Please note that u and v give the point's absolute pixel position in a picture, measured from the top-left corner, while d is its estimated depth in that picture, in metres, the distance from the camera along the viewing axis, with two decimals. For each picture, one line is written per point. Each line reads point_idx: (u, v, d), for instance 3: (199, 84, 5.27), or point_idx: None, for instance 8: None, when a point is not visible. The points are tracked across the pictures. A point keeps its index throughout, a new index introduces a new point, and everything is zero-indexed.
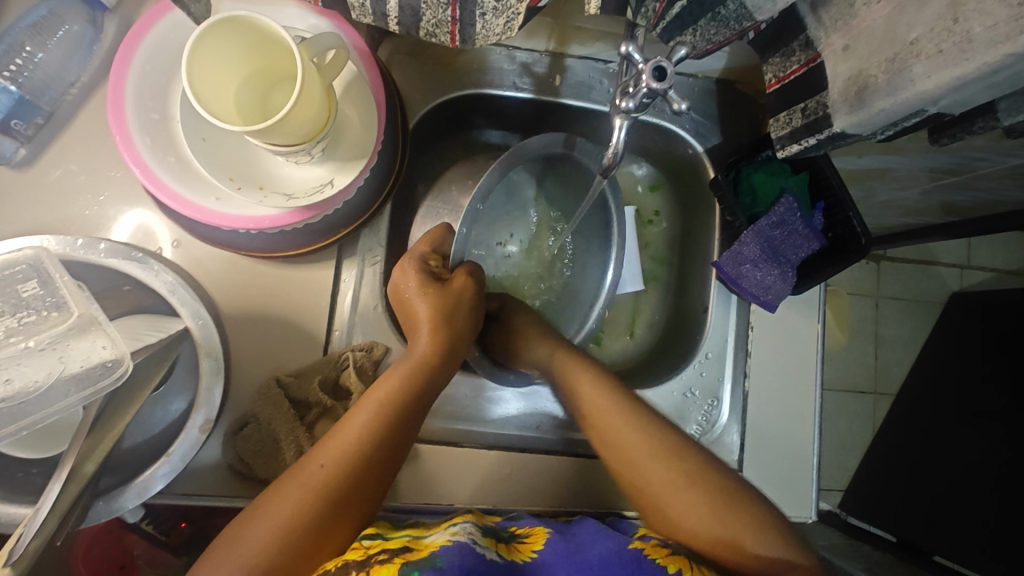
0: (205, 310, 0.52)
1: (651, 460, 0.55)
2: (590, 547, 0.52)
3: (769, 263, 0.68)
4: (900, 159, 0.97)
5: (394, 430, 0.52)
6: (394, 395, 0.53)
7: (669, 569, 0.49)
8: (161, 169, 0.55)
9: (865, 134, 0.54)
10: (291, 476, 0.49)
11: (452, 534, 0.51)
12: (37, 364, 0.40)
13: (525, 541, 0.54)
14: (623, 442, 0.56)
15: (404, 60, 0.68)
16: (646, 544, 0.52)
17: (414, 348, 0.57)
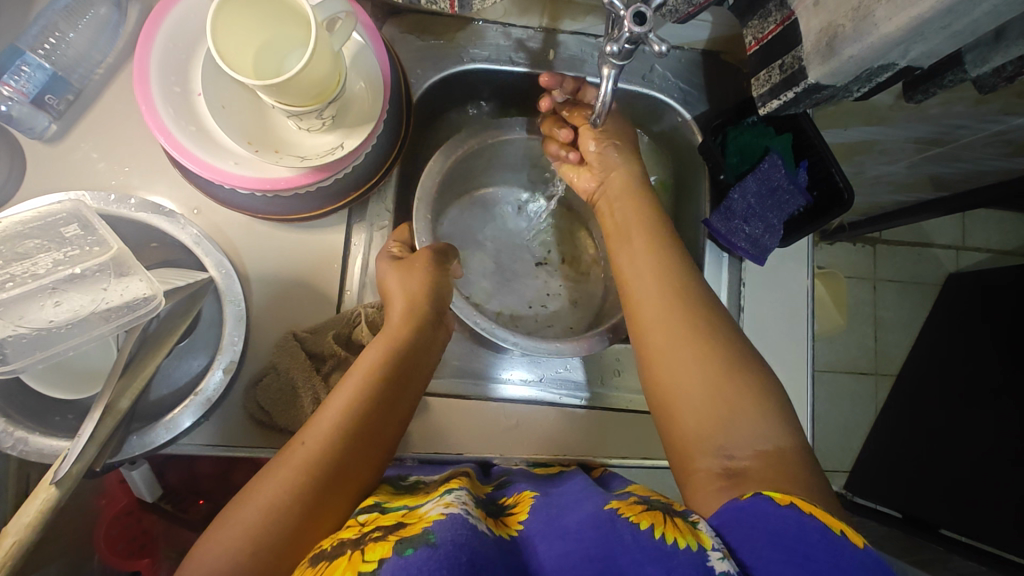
0: (227, 260, 0.57)
1: (677, 335, 0.54)
2: (568, 512, 0.49)
3: (757, 218, 0.72)
4: (886, 131, 1.01)
5: (376, 408, 0.54)
6: (371, 372, 0.56)
7: (641, 525, 0.43)
8: (183, 136, 0.59)
9: (838, 84, 0.59)
10: (286, 454, 0.51)
11: (446, 505, 0.47)
12: (84, 292, 0.45)
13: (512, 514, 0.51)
14: (662, 332, 0.55)
15: (407, 38, 0.73)
16: (624, 503, 0.49)
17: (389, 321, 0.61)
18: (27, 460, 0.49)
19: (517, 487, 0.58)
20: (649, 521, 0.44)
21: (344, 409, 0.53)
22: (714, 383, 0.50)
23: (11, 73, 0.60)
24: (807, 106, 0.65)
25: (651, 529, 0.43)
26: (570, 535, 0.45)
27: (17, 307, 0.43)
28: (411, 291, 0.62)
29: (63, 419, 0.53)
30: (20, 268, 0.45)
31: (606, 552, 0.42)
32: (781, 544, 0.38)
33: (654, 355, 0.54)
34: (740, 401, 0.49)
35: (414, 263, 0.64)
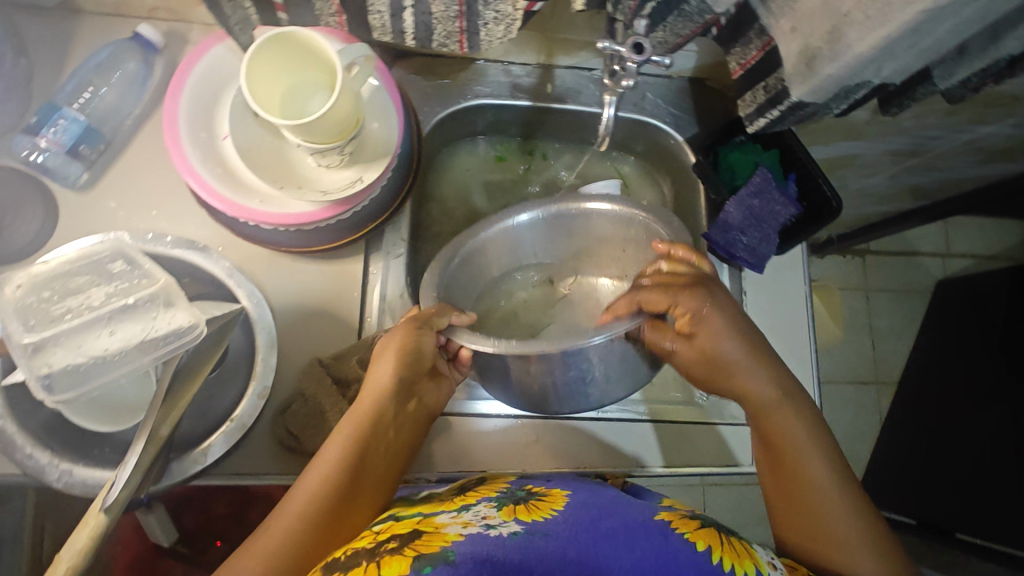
0: (258, 290, 0.60)
1: (832, 506, 0.56)
2: (612, 515, 0.49)
3: (753, 228, 0.76)
4: (865, 146, 1.07)
5: (350, 483, 0.54)
6: (343, 455, 0.55)
7: (699, 545, 0.47)
8: (212, 178, 0.63)
9: (819, 101, 0.64)
10: (272, 515, 0.53)
11: (466, 522, 0.47)
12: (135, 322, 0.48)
13: (542, 501, 0.51)
14: (793, 466, 0.58)
15: (414, 79, 0.78)
16: (675, 516, 0.51)
17: (359, 402, 0.58)
18: (71, 492, 0.51)
19: (540, 483, 0.59)
20: (704, 542, 0.47)
21: (311, 497, 0.53)
22: (844, 536, 0.55)
23: (50, 126, 0.64)
24: (792, 123, 0.71)
25: (708, 552, 0.46)
26: (622, 542, 0.45)
27: (76, 337, 0.46)
28: (380, 381, 0.57)
29: (103, 451, 0.54)
30: (75, 301, 0.48)
31: (664, 566, 0.44)
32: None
33: (781, 503, 0.58)
34: (856, 547, 0.55)
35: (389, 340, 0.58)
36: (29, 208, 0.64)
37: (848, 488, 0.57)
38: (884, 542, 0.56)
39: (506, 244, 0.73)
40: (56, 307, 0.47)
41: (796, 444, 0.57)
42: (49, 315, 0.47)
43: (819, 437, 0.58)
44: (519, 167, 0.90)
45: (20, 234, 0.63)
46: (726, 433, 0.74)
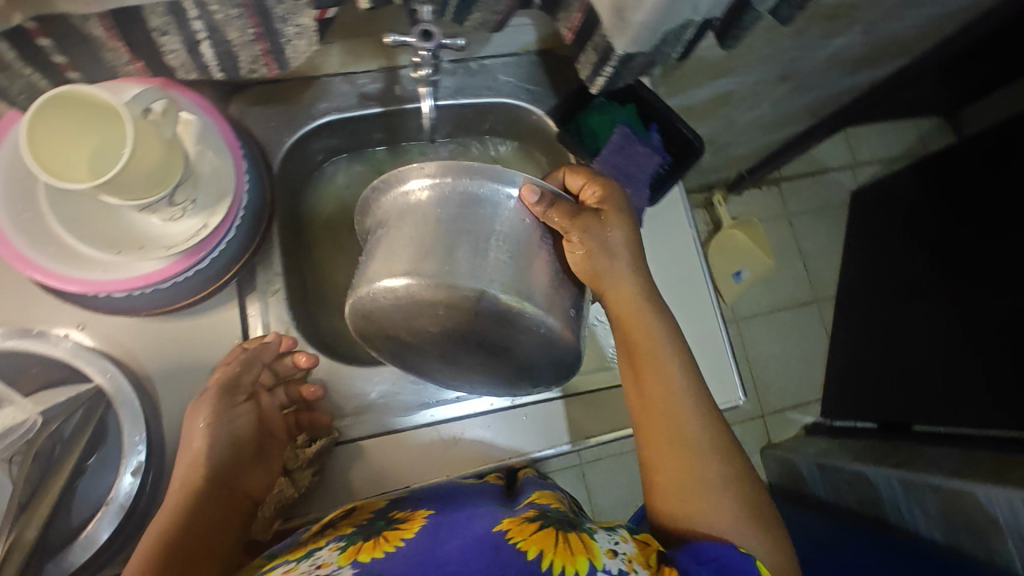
0: (109, 362, 0.55)
1: (699, 464, 0.57)
2: (452, 539, 0.50)
3: (624, 185, 0.75)
4: (734, 81, 1.09)
5: (195, 523, 0.56)
6: (169, 520, 0.55)
7: (529, 555, 0.48)
8: (45, 258, 0.59)
9: (644, 49, 0.63)
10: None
11: (297, 573, 0.47)
12: None
13: (384, 537, 0.52)
14: (668, 424, 0.59)
15: (255, 109, 0.75)
16: (514, 523, 0.53)
17: (179, 467, 0.58)
18: None
19: (407, 507, 0.59)
20: (537, 549, 0.48)
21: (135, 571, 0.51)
22: (711, 491, 0.56)
23: None
24: (632, 76, 0.70)
25: (537, 559, 0.47)
26: (453, 567, 0.46)
27: None
28: (195, 445, 0.58)
29: None
30: None
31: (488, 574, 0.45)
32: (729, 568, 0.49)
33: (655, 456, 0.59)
34: (721, 503, 0.56)
35: (214, 390, 0.61)
36: None
37: (718, 443, 0.58)
38: (750, 501, 0.57)
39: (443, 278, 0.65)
40: None
41: (672, 402, 0.59)
42: None
43: (695, 397, 0.60)
44: (393, 174, 0.88)
45: None
46: None
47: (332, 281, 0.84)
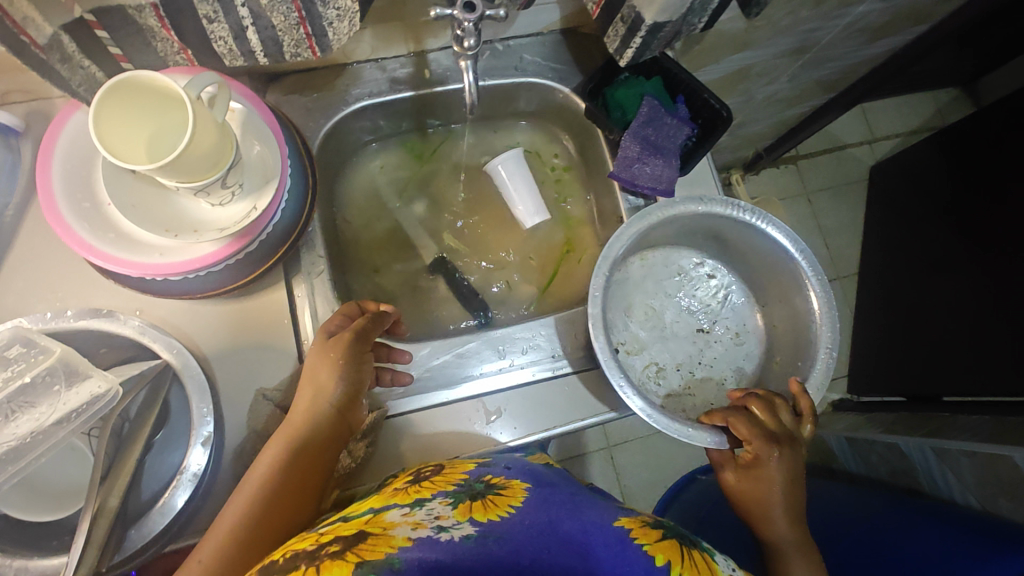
0: (176, 340, 0.58)
1: None
2: (566, 520, 0.52)
3: (653, 156, 0.76)
4: (754, 55, 1.09)
5: (307, 451, 0.61)
6: (286, 455, 0.60)
7: (657, 559, 0.48)
8: (106, 245, 0.62)
9: (673, 18, 0.65)
10: (237, 490, 0.58)
11: (416, 523, 0.48)
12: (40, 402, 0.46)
13: (499, 498, 0.54)
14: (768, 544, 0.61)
15: (293, 98, 0.78)
16: (635, 526, 0.53)
17: (300, 401, 0.63)
18: None
19: (498, 472, 0.61)
20: (663, 556, 0.49)
21: (252, 503, 0.57)
22: None
23: None
24: (659, 47, 0.71)
25: (665, 566, 0.48)
26: (576, 550, 0.48)
27: None
28: (323, 385, 0.63)
29: (59, 539, 0.52)
30: None
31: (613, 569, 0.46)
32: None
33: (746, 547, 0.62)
34: None
35: (339, 339, 0.65)
36: None
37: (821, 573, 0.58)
38: None
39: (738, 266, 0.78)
40: None
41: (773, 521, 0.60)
42: None
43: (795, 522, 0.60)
44: (423, 159, 0.90)
45: None
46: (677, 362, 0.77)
47: (370, 265, 0.86)
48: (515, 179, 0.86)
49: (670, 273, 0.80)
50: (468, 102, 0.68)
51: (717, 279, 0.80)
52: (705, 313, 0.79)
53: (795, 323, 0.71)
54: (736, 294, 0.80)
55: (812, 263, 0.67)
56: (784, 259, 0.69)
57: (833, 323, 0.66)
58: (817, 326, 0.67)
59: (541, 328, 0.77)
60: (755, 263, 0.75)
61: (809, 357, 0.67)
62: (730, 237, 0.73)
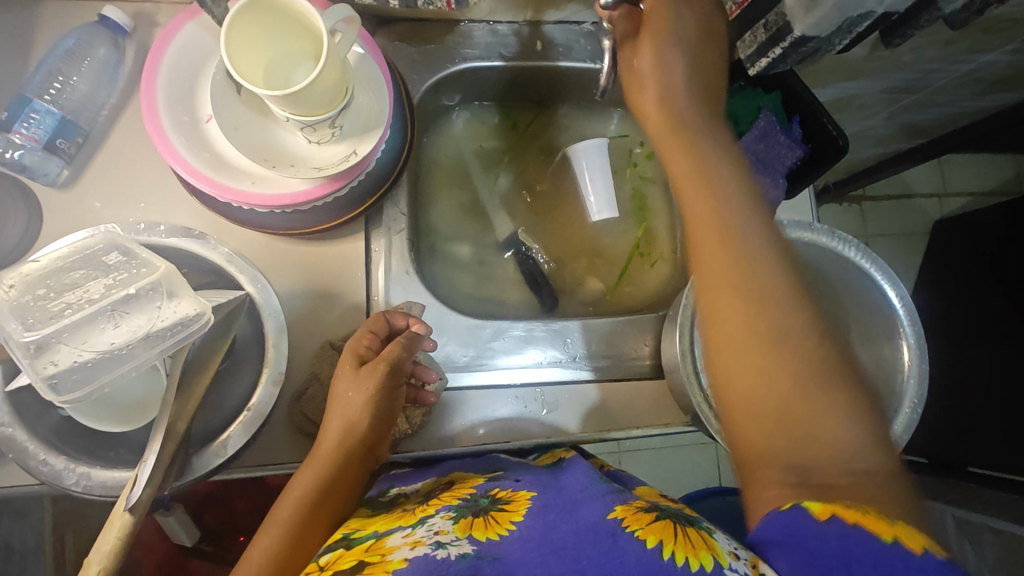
0: (262, 274, 0.56)
1: (819, 401, 0.44)
2: (565, 521, 0.49)
3: (760, 174, 0.73)
4: (861, 85, 1.04)
5: (335, 491, 0.57)
6: (310, 493, 0.56)
7: (647, 543, 0.45)
8: (199, 162, 0.60)
9: (823, 36, 0.61)
10: (267, 521, 0.55)
11: (414, 543, 0.47)
12: (138, 313, 0.44)
13: (504, 511, 0.51)
14: (753, 280, 0.47)
15: (399, 45, 0.75)
16: (629, 510, 0.49)
17: (324, 435, 0.58)
18: (91, 496, 0.49)
19: (507, 483, 0.57)
20: (655, 538, 0.45)
21: (276, 539, 0.54)
22: (802, 384, 0.44)
23: (23, 121, 0.60)
24: (795, 63, 0.68)
25: (659, 547, 0.44)
26: (569, 555, 0.45)
27: (81, 331, 0.42)
28: (352, 418, 0.57)
29: (119, 453, 0.52)
30: (74, 296, 0.44)
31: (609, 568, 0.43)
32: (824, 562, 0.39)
33: (708, 291, 0.48)
34: (826, 410, 0.44)
35: (372, 368, 0.59)
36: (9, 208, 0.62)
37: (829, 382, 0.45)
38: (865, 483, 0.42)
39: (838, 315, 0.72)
40: (54, 305, 0.43)
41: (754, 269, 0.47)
42: (47, 313, 0.42)
43: (791, 295, 0.47)
44: (512, 133, 0.87)
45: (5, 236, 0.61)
46: None
47: (440, 231, 0.83)
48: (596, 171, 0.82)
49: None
50: (603, 88, 0.59)
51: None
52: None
53: None
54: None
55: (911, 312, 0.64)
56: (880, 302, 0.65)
57: (922, 379, 0.62)
58: (905, 380, 0.62)
59: (608, 327, 0.75)
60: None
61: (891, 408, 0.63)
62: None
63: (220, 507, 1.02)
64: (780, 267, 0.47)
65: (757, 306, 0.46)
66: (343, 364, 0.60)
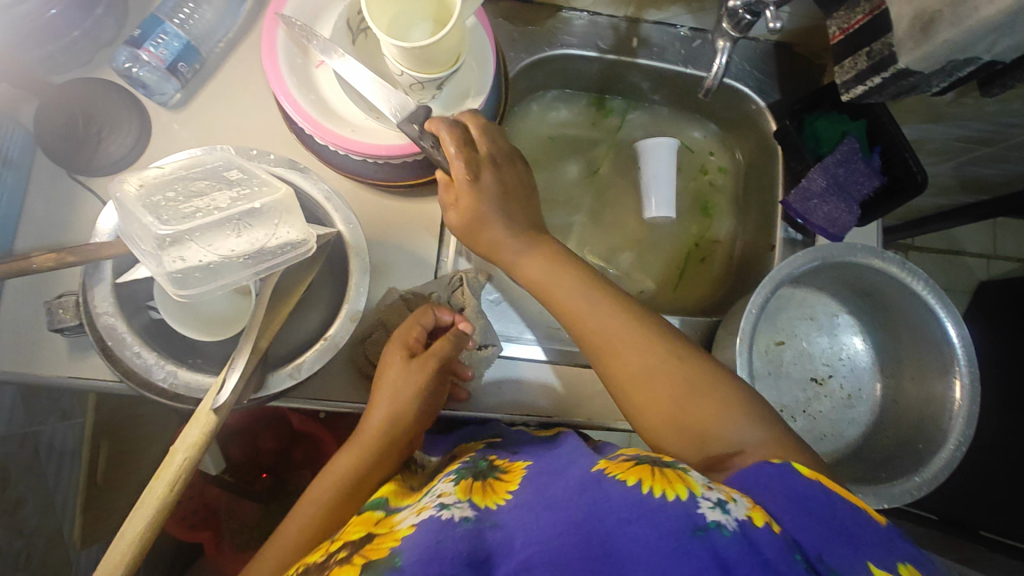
0: (354, 214, 0.59)
1: (684, 389, 0.51)
2: (556, 477, 0.47)
3: (836, 197, 0.73)
4: (939, 129, 1.02)
5: (375, 476, 0.57)
6: (350, 474, 0.56)
7: (629, 481, 0.43)
8: (307, 103, 0.63)
9: (926, 72, 0.61)
10: (310, 491, 0.56)
11: (420, 509, 0.47)
12: (256, 228, 0.47)
13: (502, 480, 0.50)
14: (588, 338, 0.55)
15: (500, 22, 0.77)
16: (613, 463, 0.48)
17: (367, 423, 0.57)
18: (177, 393, 0.52)
19: (506, 454, 0.57)
20: (636, 477, 0.44)
21: (316, 513, 0.55)
22: (697, 386, 0.51)
23: (152, 40, 0.63)
24: (889, 96, 0.68)
25: (639, 484, 0.43)
26: (559, 504, 0.43)
27: (208, 235, 0.45)
28: (399, 411, 0.57)
29: (201, 360, 0.55)
30: (202, 203, 0.47)
31: (593, 513, 0.41)
32: (806, 513, 0.41)
33: (611, 365, 0.54)
34: (726, 411, 0.49)
35: (424, 362, 0.58)
36: (122, 120, 0.65)
37: (686, 369, 0.52)
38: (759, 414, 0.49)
39: (892, 347, 0.72)
40: (184, 207, 0.46)
41: (594, 324, 0.54)
42: (180, 213, 0.45)
43: (629, 321, 0.54)
44: (589, 124, 0.89)
45: (114, 146, 0.64)
46: (790, 413, 0.73)
47: None
48: (661, 168, 0.83)
49: (803, 314, 0.76)
50: (706, 87, 0.64)
51: (850, 337, 0.76)
52: (823, 362, 0.75)
53: (924, 405, 0.67)
54: (865, 354, 0.75)
55: (972, 355, 0.63)
56: (940, 340, 0.65)
57: (972, 421, 0.62)
58: (954, 416, 0.63)
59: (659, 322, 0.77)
60: (902, 334, 0.70)
61: (934, 443, 0.63)
62: (885, 295, 0.69)
63: (247, 441, 1.05)
64: (611, 304, 0.55)
65: (628, 349, 0.53)
66: (390, 351, 0.59)
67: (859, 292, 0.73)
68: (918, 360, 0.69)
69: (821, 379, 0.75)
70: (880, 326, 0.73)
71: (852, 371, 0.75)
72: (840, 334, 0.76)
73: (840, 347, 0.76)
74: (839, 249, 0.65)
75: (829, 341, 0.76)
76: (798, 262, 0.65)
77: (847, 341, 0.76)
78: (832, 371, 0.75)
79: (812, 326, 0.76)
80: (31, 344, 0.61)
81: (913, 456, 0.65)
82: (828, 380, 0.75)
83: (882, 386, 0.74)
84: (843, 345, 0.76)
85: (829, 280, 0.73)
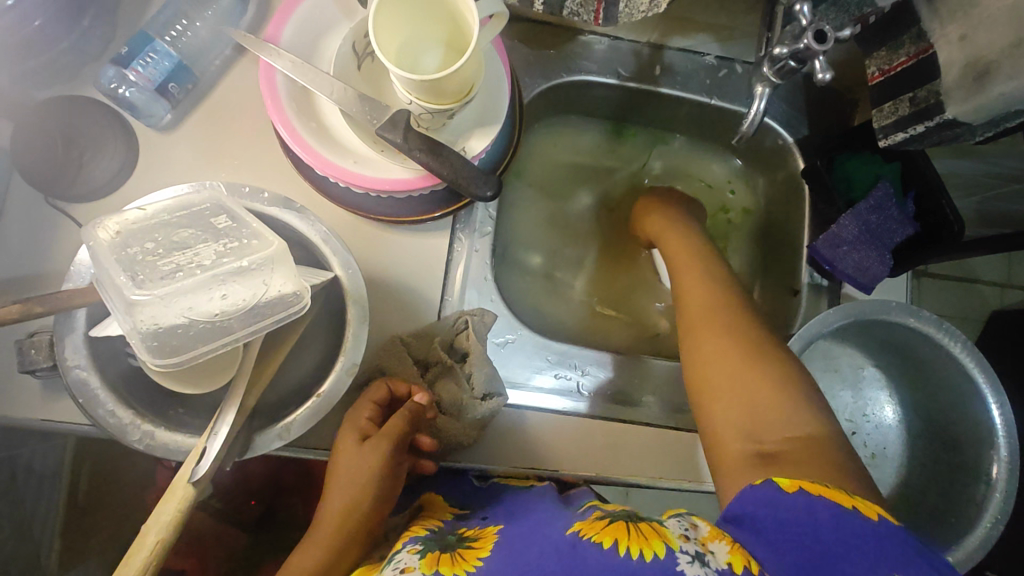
0: (354, 258, 0.54)
1: (745, 367, 0.52)
2: (530, 543, 0.44)
3: (868, 245, 0.69)
4: (968, 164, 0.98)
5: (341, 565, 0.52)
6: (311, 568, 0.52)
7: (607, 544, 0.41)
8: (306, 132, 0.59)
9: (975, 124, 0.57)
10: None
11: None
12: (246, 284, 0.42)
13: (470, 549, 0.47)
14: (690, 308, 0.60)
15: (517, 45, 0.72)
16: (587, 521, 0.46)
17: (325, 512, 0.53)
18: (153, 455, 0.48)
19: (476, 522, 0.53)
20: (612, 538, 0.42)
21: None
22: (764, 373, 0.51)
23: (141, 59, 0.60)
24: (930, 144, 0.64)
25: (617, 547, 0.41)
26: (534, 571, 0.41)
27: (189, 295, 0.41)
28: (355, 499, 0.53)
29: (181, 416, 0.50)
30: (184, 258, 0.42)
31: None
32: (789, 528, 0.41)
33: (695, 324, 0.58)
34: (783, 402, 0.49)
35: (375, 443, 0.54)
36: (109, 143, 0.61)
37: (762, 355, 0.53)
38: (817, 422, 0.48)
39: (922, 407, 0.68)
40: (163, 263, 0.42)
41: (704, 303, 0.59)
42: (158, 271, 0.41)
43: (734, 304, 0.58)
44: (605, 152, 0.85)
45: (98, 171, 0.60)
46: None
47: (515, 238, 0.80)
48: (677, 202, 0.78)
49: (828, 367, 0.72)
50: (743, 131, 0.61)
51: (876, 393, 0.72)
52: (847, 419, 0.71)
53: (955, 474, 0.63)
54: (891, 413, 0.71)
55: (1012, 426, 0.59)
56: (977, 408, 0.61)
57: (1009, 497, 0.58)
58: (990, 492, 0.59)
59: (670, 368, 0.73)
60: (933, 396, 0.66)
61: (967, 518, 0.60)
62: (920, 354, 0.65)
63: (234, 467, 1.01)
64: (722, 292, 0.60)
65: (725, 333, 0.55)
66: (346, 432, 0.56)
67: (888, 347, 0.69)
68: (951, 425, 0.65)
69: (844, 436, 0.70)
70: (909, 383, 0.69)
71: (876, 428, 0.71)
72: (864, 389, 0.72)
73: (864, 403, 0.71)
74: (857, 308, 0.61)
75: (854, 396, 0.71)
76: (829, 318, 0.61)
77: (871, 397, 0.72)
78: (856, 428, 0.71)
79: (836, 380, 0.72)
80: (1, 385, 0.57)
81: (944, 529, 0.61)
82: (852, 437, 0.70)
83: (908, 448, 0.69)
84: (868, 400, 0.71)
85: (859, 334, 0.68)
